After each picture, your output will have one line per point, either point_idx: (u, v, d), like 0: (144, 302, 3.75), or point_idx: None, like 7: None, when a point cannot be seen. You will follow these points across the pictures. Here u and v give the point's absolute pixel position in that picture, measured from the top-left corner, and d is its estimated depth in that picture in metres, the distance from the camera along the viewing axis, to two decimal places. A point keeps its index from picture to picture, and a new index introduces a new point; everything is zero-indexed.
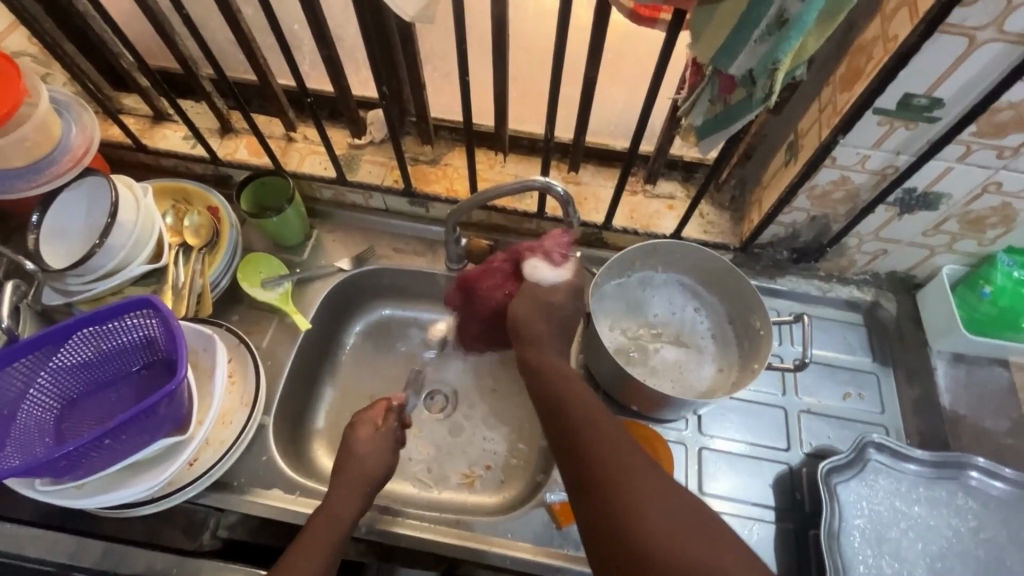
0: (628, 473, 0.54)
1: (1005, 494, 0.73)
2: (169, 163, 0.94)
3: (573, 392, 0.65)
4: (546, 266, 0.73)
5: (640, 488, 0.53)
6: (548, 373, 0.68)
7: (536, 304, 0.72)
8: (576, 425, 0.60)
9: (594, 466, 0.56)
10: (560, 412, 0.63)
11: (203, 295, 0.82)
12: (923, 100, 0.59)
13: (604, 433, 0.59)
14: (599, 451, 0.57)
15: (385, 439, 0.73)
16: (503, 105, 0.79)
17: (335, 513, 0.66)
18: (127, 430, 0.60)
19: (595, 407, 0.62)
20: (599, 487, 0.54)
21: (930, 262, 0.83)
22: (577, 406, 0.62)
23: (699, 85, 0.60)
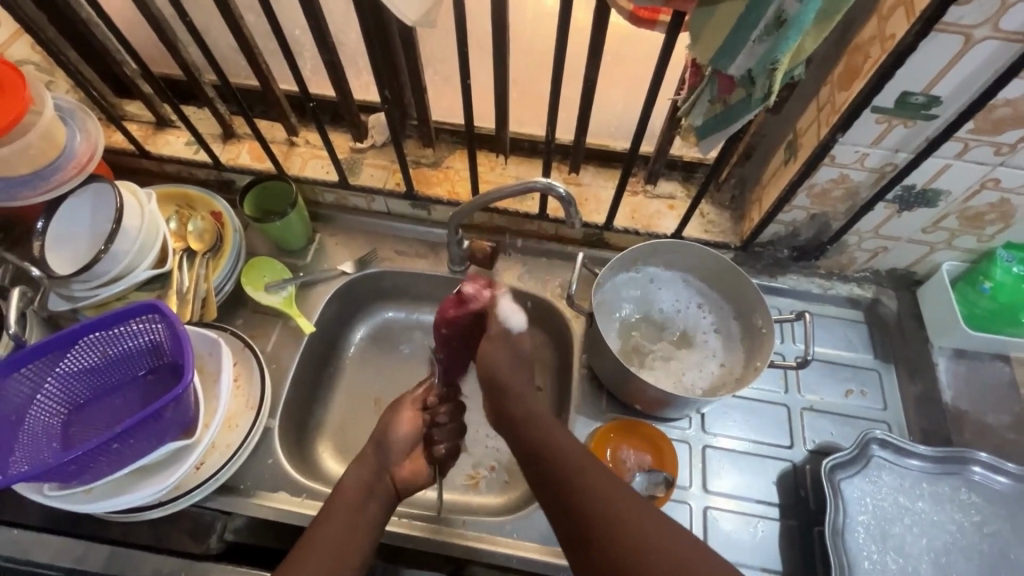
0: (625, 522, 0.53)
1: (1008, 489, 0.73)
2: (172, 168, 0.95)
3: (552, 436, 0.62)
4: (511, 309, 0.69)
5: (640, 537, 0.52)
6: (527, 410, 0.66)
7: (508, 352, 0.68)
8: (561, 476, 0.58)
9: (588, 519, 0.54)
10: (542, 461, 0.60)
11: (207, 299, 0.83)
12: (921, 98, 0.60)
13: (592, 480, 0.57)
14: (591, 502, 0.55)
15: (407, 407, 0.78)
16: (503, 107, 0.80)
17: (345, 494, 0.66)
18: (134, 434, 0.61)
19: (578, 450, 0.60)
20: (597, 544, 0.53)
21: (930, 259, 0.83)
22: (559, 451, 0.60)
23: (698, 85, 0.60)
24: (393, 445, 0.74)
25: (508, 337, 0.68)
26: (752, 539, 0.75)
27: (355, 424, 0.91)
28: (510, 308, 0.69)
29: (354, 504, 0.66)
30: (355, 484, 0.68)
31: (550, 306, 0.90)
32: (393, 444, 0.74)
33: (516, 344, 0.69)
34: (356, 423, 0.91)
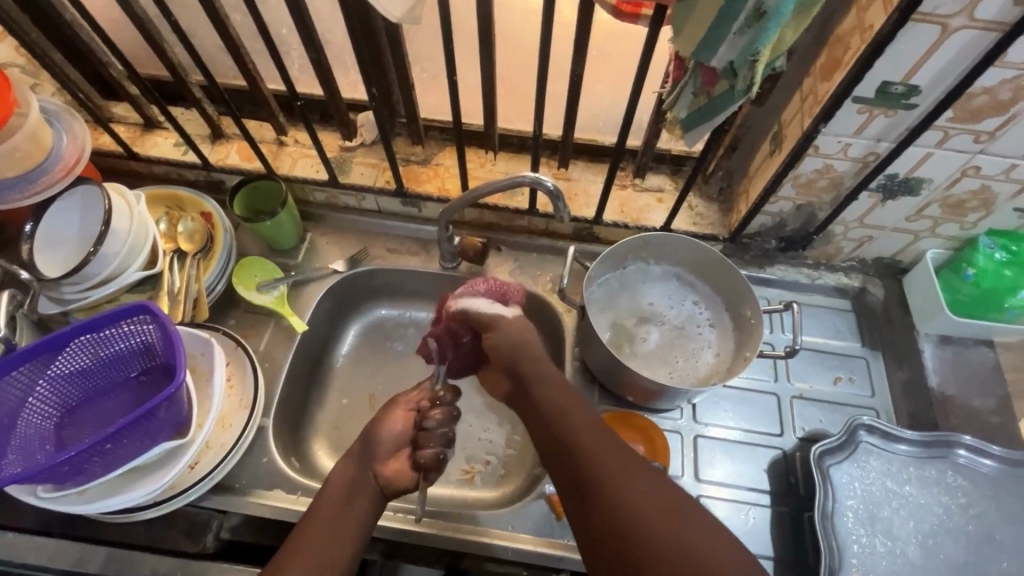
0: (626, 480, 0.56)
1: (993, 471, 0.75)
2: (161, 170, 0.95)
3: (563, 401, 0.66)
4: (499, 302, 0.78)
5: (640, 495, 0.55)
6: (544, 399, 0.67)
7: (509, 333, 0.74)
8: (568, 437, 0.61)
9: (591, 476, 0.57)
10: (552, 423, 0.63)
11: (198, 300, 0.84)
12: (900, 88, 0.61)
13: (598, 441, 0.60)
14: (595, 461, 0.58)
15: (399, 408, 0.75)
16: (491, 103, 0.81)
17: (329, 496, 0.66)
18: (127, 435, 0.61)
19: (586, 415, 0.64)
20: (598, 499, 0.55)
21: (914, 247, 0.84)
22: (567, 415, 0.63)
23: (682, 78, 0.61)
24: (380, 443, 0.71)
25: (506, 321, 0.75)
26: (744, 526, 0.76)
27: (349, 422, 0.91)
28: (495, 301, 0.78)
29: (335, 506, 0.65)
30: (339, 484, 0.67)
31: (541, 301, 0.91)
32: (380, 442, 0.71)
33: (515, 325, 0.75)
34: (350, 421, 0.91)
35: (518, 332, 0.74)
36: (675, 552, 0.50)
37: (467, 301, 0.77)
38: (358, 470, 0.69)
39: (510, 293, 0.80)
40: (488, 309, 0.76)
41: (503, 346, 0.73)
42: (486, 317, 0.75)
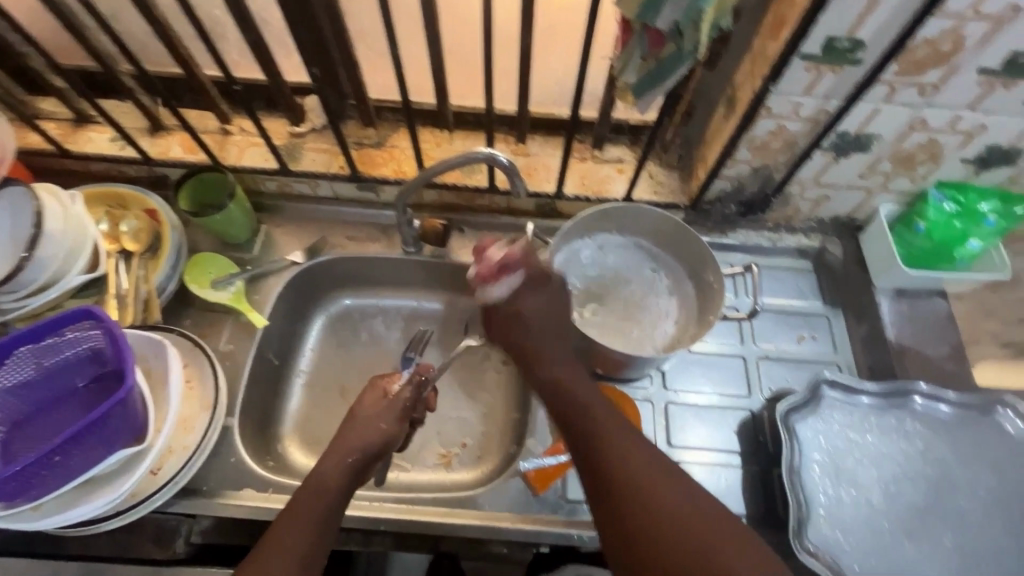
0: (645, 475, 0.58)
1: (949, 416, 0.78)
2: (99, 168, 0.90)
3: (587, 398, 0.66)
4: (493, 285, 0.73)
5: (667, 501, 0.56)
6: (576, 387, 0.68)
7: (507, 319, 0.74)
8: (595, 435, 0.62)
9: (616, 478, 0.58)
10: (579, 414, 0.65)
11: (149, 301, 0.80)
12: (846, 43, 0.61)
13: (624, 440, 0.61)
14: (620, 462, 0.59)
15: (378, 405, 0.74)
16: (441, 78, 0.78)
17: (313, 486, 0.64)
18: (78, 446, 0.59)
19: (612, 414, 0.64)
20: (623, 503, 0.57)
21: (869, 204, 0.86)
22: (594, 417, 0.64)
23: (628, 42, 0.60)
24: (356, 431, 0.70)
25: (500, 306, 0.75)
26: (717, 487, 0.77)
27: (321, 415, 0.89)
28: (489, 283, 0.73)
29: (328, 503, 0.63)
30: (337, 478, 0.65)
31: None
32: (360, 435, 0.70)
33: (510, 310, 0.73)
34: (322, 414, 0.89)
35: (508, 316, 0.74)
36: (697, 558, 0.52)
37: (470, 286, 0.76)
38: (357, 465, 0.67)
39: (507, 264, 0.73)
40: (484, 296, 0.75)
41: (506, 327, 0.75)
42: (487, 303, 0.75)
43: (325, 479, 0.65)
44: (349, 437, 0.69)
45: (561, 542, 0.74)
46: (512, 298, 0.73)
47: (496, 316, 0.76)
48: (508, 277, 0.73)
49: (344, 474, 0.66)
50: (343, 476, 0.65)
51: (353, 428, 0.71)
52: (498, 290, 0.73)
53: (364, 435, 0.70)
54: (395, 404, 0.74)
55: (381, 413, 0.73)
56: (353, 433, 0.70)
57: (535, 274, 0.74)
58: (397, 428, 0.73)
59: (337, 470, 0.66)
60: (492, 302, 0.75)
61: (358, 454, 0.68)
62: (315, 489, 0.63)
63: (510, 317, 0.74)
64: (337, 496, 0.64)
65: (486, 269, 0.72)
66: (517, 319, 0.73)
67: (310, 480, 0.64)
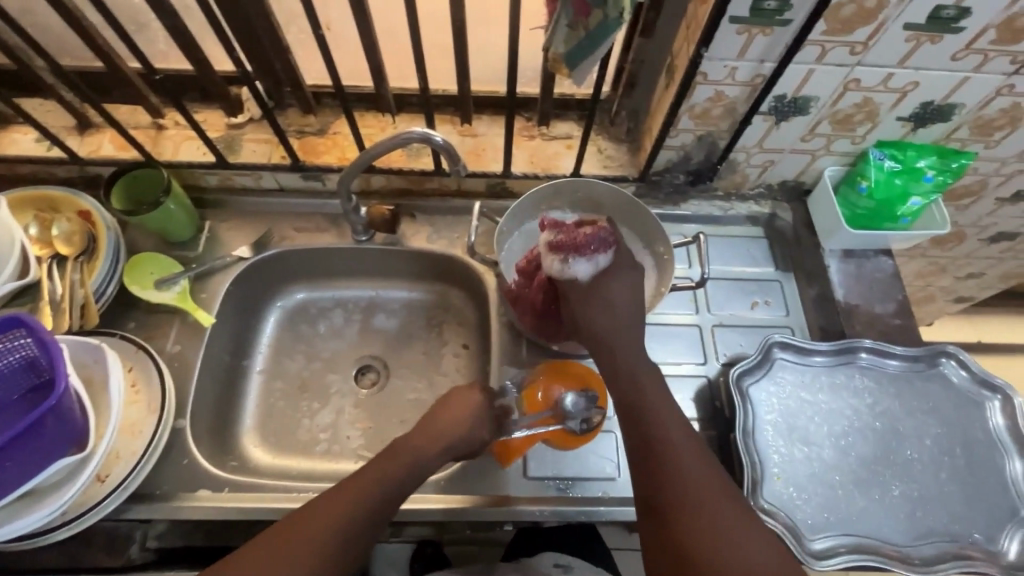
0: (695, 485, 0.56)
1: (897, 370, 0.80)
2: (26, 170, 0.86)
3: (658, 399, 0.63)
4: (577, 259, 0.69)
5: (722, 517, 0.55)
6: (640, 383, 0.64)
7: (584, 298, 0.69)
8: (660, 441, 0.59)
9: (672, 487, 0.57)
10: (640, 410, 0.62)
11: (87, 305, 0.76)
12: (773, 3, 0.60)
13: (687, 450, 0.59)
14: (683, 472, 0.57)
15: (478, 400, 0.72)
16: (375, 59, 0.76)
17: (360, 481, 0.61)
18: (11, 457, 0.56)
19: (681, 423, 0.62)
20: (675, 505, 0.55)
21: (814, 167, 0.86)
22: (662, 421, 0.61)
23: (556, 11, 0.59)
24: (450, 428, 0.68)
25: (574, 285, 0.70)
26: None
27: (279, 411, 0.88)
28: (569, 257, 0.69)
29: (371, 501, 0.59)
30: (389, 472, 0.62)
31: (461, 262, 0.89)
32: (452, 432, 0.68)
33: (592, 288, 0.69)
34: (280, 410, 0.88)
35: (589, 295, 0.69)
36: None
37: (543, 260, 0.71)
38: (435, 460, 0.66)
39: (591, 241, 0.70)
40: (562, 271, 0.70)
41: (574, 312, 0.69)
42: (561, 282, 0.70)
43: (390, 471, 0.63)
44: (449, 426, 0.68)
45: (524, 519, 0.74)
46: (594, 277, 0.70)
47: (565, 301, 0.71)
48: (593, 254, 0.70)
49: (412, 469, 0.64)
50: (430, 465, 0.65)
51: (445, 418, 0.69)
52: (580, 266, 0.69)
53: (463, 428, 0.69)
54: (490, 409, 0.72)
55: (479, 415, 0.70)
56: (455, 420, 0.69)
57: (618, 258, 0.71)
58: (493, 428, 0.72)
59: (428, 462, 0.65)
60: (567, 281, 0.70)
61: (443, 450, 0.66)
62: (364, 487, 0.60)
63: (587, 297, 0.69)
64: (391, 487, 0.61)
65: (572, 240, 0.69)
66: (595, 301, 0.68)
67: (372, 468, 0.62)
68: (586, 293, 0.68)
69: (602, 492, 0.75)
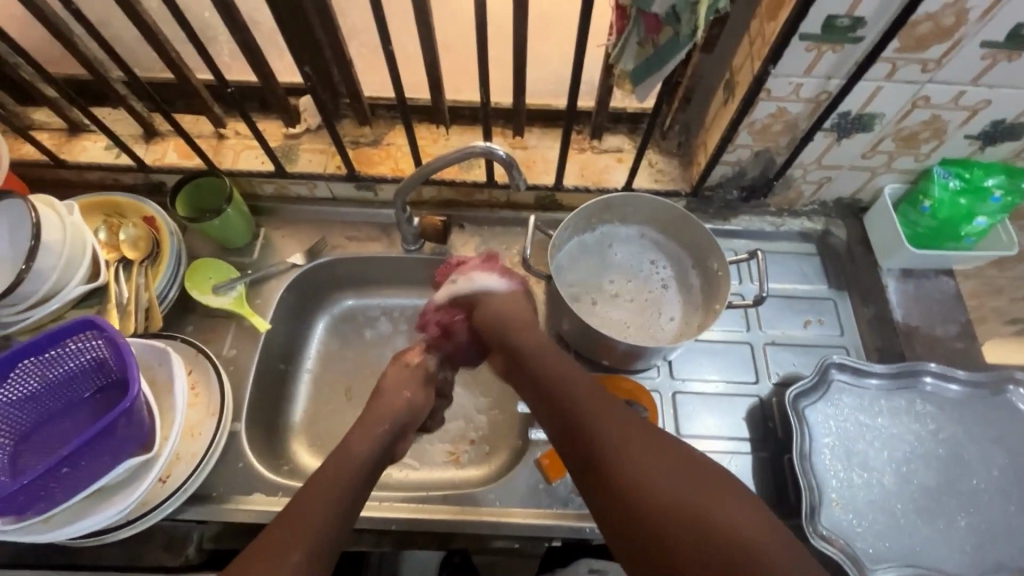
0: (611, 430, 0.59)
1: (960, 395, 0.77)
2: (94, 176, 0.89)
3: (602, 407, 0.62)
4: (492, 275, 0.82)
5: (643, 453, 0.57)
6: (542, 360, 0.71)
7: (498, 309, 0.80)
8: (573, 405, 0.63)
9: (638, 494, 0.54)
10: (552, 389, 0.67)
11: (150, 309, 0.79)
12: (846, 21, 0.60)
13: (634, 446, 0.57)
14: (637, 473, 0.55)
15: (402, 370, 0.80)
16: (435, 73, 0.77)
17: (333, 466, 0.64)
18: (85, 455, 0.58)
19: (587, 387, 0.66)
20: (604, 458, 0.58)
21: (872, 184, 0.85)
22: (569, 387, 0.66)
23: (624, 28, 0.58)
24: (388, 407, 0.75)
25: (489, 301, 0.80)
26: None
27: (327, 417, 0.89)
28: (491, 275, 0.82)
29: (344, 493, 0.61)
30: (348, 466, 0.64)
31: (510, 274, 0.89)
32: (393, 410, 0.74)
33: (505, 301, 0.80)
34: (328, 416, 0.89)
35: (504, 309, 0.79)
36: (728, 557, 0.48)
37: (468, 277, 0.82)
38: (387, 435, 0.72)
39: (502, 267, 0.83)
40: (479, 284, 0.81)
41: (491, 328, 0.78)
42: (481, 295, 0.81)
43: (343, 466, 0.64)
44: (379, 414, 0.73)
45: (576, 536, 0.73)
46: (501, 293, 0.81)
47: (517, 346, 0.74)
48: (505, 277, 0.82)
49: (360, 457, 0.67)
50: (370, 452, 0.68)
51: (382, 399, 0.76)
52: (492, 281, 0.82)
53: (391, 412, 0.74)
54: (418, 374, 0.80)
55: (404, 384, 0.78)
56: (382, 407, 0.74)
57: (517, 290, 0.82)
58: (419, 396, 0.78)
59: (365, 449, 0.68)
60: (500, 317, 0.78)
61: (388, 426, 0.72)
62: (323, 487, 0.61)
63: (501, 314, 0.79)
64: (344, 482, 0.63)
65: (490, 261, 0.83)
66: (505, 311, 0.78)
67: (334, 461, 0.65)
68: (504, 309, 0.79)
69: None
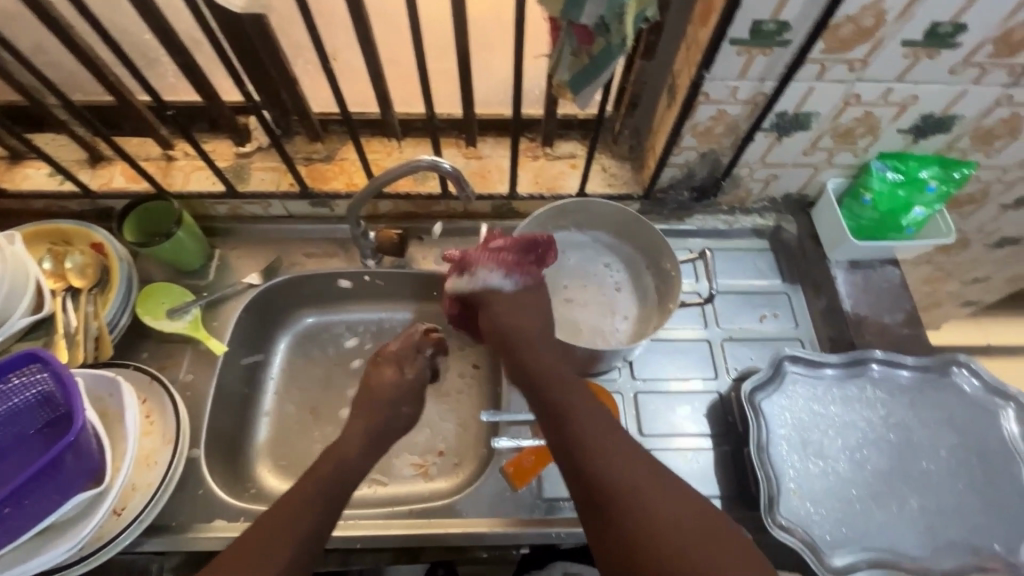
0: (615, 459, 0.59)
1: (909, 381, 0.80)
2: (39, 205, 0.87)
3: (606, 435, 0.61)
4: (497, 275, 0.75)
5: (647, 490, 0.57)
6: (551, 379, 0.68)
7: (503, 308, 0.75)
8: (577, 428, 0.62)
9: (635, 529, 0.54)
10: (552, 401, 0.66)
11: (101, 337, 0.78)
12: (772, 25, 0.62)
13: (634, 477, 0.58)
14: (640, 510, 0.55)
15: (388, 363, 0.79)
16: (380, 87, 0.77)
17: (315, 473, 0.65)
18: (30, 493, 0.57)
19: (593, 407, 0.65)
20: (605, 486, 0.57)
21: (817, 180, 0.87)
22: (575, 405, 0.64)
23: (559, 40, 0.60)
24: (379, 405, 0.75)
25: (499, 299, 0.75)
26: (691, 472, 0.78)
27: (292, 437, 0.88)
28: (507, 272, 0.75)
29: (317, 507, 0.61)
30: (332, 476, 0.65)
31: None
32: (382, 416, 0.74)
33: (510, 301, 0.75)
34: (293, 436, 0.88)
35: (509, 306, 0.75)
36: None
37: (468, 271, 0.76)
38: (374, 442, 0.72)
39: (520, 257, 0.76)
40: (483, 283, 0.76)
41: (503, 323, 0.74)
42: (485, 292, 0.76)
43: (319, 477, 0.64)
44: (369, 413, 0.74)
45: (541, 542, 0.73)
46: (505, 295, 0.76)
47: (525, 354, 0.71)
48: (513, 275, 0.75)
49: (336, 460, 0.67)
50: (352, 462, 0.67)
51: (372, 396, 0.76)
52: (498, 279, 0.76)
53: (373, 421, 0.73)
54: (404, 379, 0.78)
55: (398, 392, 0.76)
56: (372, 410, 0.74)
57: (533, 287, 0.76)
58: (407, 404, 0.77)
59: (353, 457, 0.68)
60: (508, 323, 0.74)
61: (376, 432, 0.72)
62: (296, 504, 0.60)
63: (509, 306, 0.75)
64: (322, 495, 0.62)
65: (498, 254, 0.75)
66: (517, 310, 0.74)
67: (307, 477, 0.64)
68: (512, 312, 0.74)
69: None
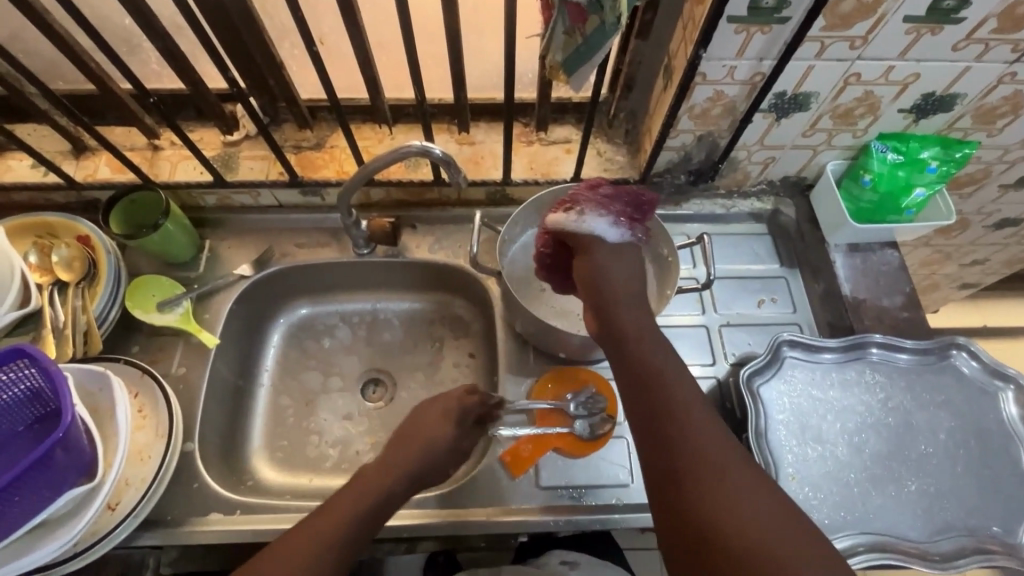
0: (698, 432, 0.53)
1: (907, 364, 0.79)
2: (23, 197, 0.85)
3: (693, 407, 0.55)
4: (603, 220, 0.67)
5: (727, 470, 0.50)
6: (641, 336, 0.61)
7: (605, 257, 0.66)
8: (659, 391, 0.56)
9: (707, 509, 0.48)
10: (631, 358, 0.60)
11: (89, 332, 0.76)
12: (770, 2, 0.60)
13: (716, 456, 0.51)
14: (714, 490, 0.49)
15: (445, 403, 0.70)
16: (368, 73, 0.75)
17: (345, 498, 0.58)
18: (21, 490, 0.56)
19: (682, 374, 0.58)
20: (680, 454, 0.52)
21: (816, 161, 0.86)
22: (661, 367, 0.58)
23: (551, 19, 0.58)
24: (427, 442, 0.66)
25: (600, 248, 0.67)
26: None
27: (287, 429, 0.87)
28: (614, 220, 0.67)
29: (339, 546, 0.55)
30: (364, 512, 0.58)
31: (463, 272, 0.89)
32: (427, 457, 0.65)
33: (615, 252, 0.66)
34: (288, 428, 0.87)
35: (612, 256, 0.66)
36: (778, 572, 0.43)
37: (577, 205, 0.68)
38: (412, 482, 0.64)
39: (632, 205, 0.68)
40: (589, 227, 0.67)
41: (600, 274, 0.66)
42: (589, 237, 0.67)
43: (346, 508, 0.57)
44: (413, 446, 0.65)
45: (537, 530, 0.73)
46: (609, 246, 0.67)
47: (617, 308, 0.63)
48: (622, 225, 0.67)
49: (370, 497, 0.59)
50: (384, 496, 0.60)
51: (421, 427, 0.67)
52: (605, 226, 0.67)
53: (421, 455, 0.65)
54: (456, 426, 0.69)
55: (447, 438, 0.67)
56: (417, 446, 0.66)
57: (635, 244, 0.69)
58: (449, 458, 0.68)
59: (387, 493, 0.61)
60: (606, 273, 0.65)
61: (417, 470, 0.64)
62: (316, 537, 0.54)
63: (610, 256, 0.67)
64: (346, 533, 0.56)
65: (608, 197, 0.68)
66: (619, 264, 0.66)
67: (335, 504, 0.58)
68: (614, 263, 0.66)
69: (616, 499, 0.75)
